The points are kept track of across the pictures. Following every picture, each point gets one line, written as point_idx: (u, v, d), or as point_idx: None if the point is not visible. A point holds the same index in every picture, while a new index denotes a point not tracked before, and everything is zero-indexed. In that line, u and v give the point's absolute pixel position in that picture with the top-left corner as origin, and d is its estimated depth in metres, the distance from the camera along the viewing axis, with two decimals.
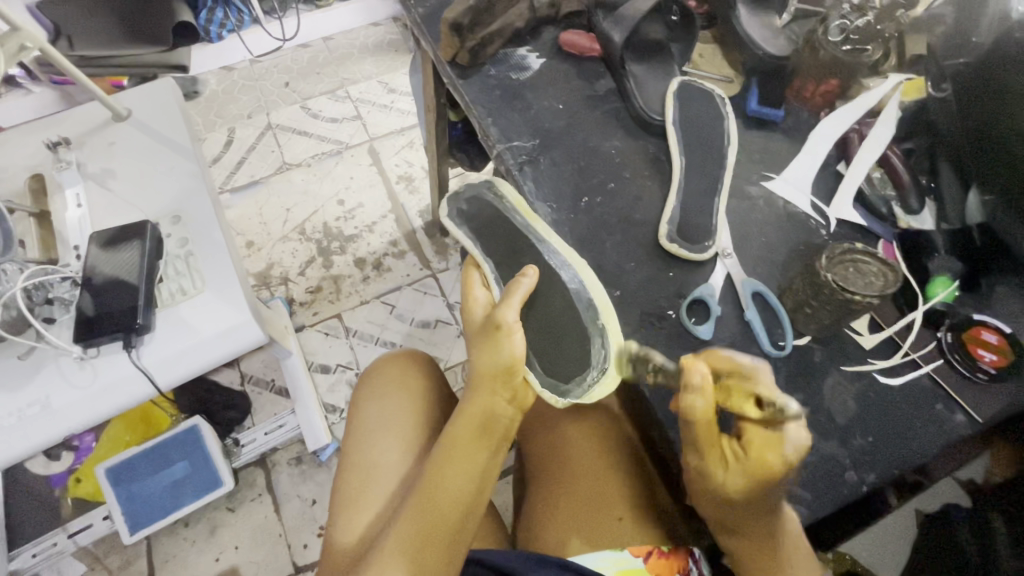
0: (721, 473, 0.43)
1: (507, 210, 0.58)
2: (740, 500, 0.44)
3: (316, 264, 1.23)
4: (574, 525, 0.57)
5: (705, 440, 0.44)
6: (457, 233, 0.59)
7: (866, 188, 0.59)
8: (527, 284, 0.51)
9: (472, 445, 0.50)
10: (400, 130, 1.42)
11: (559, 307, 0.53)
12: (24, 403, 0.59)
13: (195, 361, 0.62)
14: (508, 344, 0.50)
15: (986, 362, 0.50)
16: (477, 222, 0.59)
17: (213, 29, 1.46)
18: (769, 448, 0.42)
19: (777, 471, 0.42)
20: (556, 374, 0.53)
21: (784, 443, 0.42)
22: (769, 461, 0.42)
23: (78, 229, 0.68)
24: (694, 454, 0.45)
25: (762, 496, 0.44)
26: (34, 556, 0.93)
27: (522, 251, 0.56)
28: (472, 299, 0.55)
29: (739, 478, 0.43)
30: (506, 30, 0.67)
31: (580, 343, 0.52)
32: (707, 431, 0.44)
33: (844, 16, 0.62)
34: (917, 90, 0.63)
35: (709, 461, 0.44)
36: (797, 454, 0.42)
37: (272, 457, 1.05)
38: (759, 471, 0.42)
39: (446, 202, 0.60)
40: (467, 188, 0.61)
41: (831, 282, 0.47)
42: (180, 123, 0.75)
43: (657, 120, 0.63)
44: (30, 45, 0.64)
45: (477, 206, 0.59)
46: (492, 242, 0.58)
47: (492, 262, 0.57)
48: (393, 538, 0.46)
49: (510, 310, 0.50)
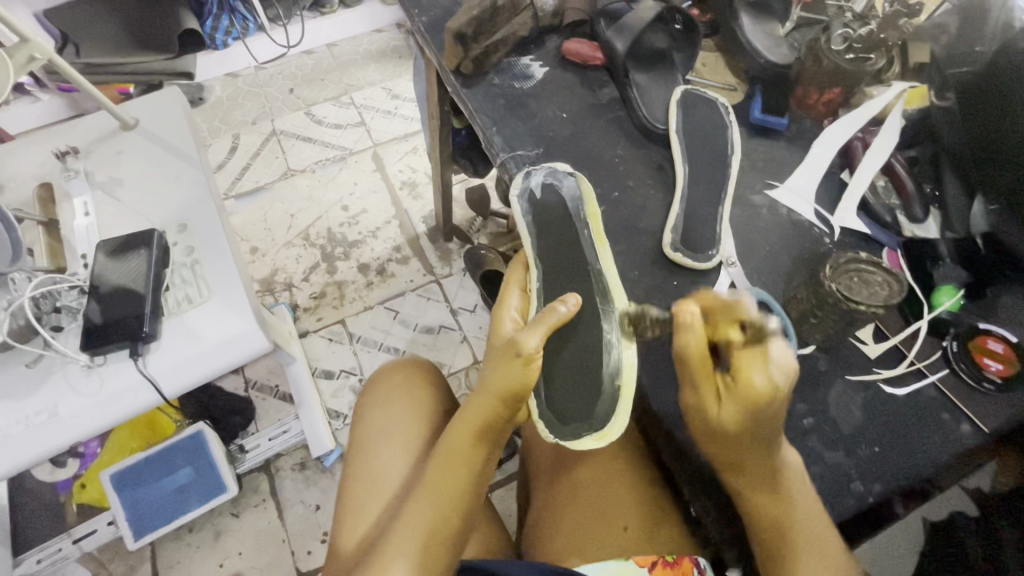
0: (715, 406, 0.44)
1: (577, 221, 0.56)
2: (738, 433, 0.44)
3: (320, 270, 1.24)
4: (575, 532, 0.57)
5: (700, 375, 0.45)
6: (517, 216, 0.57)
7: (870, 197, 0.60)
8: (562, 312, 0.49)
9: (472, 450, 0.50)
10: (404, 136, 1.43)
11: (587, 346, 0.53)
12: (31, 411, 0.59)
13: (200, 369, 0.63)
14: (522, 373, 0.47)
15: (992, 372, 0.50)
16: (542, 217, 0.57)
17: (219, 37, 1.47)
18: (753, 372, 0.43)
19: (765, 396, 0.42)
20: (558, 409, 0.53)
21: (771, 365, 0.43)
22: (755, 388, 0.42)
23: (86, 238, 0.69)
24: (690, 390, 0.46)
25: (763, 425, 0.43)
26: (39, 562, 0.93)
27: (571, 275, 0.55)
28: (505, 306, 0.55)
29: (732, 410, 0.43)
30: (509, 40, 0.67)
31: (593, 381, 0.52)
32: (699, 365, 0.45)
33: (846, 25, 0.62)
34: (920, 98, 0.63)
35: (704, 395, 0.45)
36: (784, 377, 0.42)
37: (276, 463, 1.05)
38: (748, 396, 0.43)
39: (521, 176, 0.59)
40: (548, 171, 0.59)
41: (835, 291, 0.48)
42: (187, 131, 0.75)
43: (661, 129, 0.63)
44: (39, 56, 0.65)
45: (551, 197, 0.57)
46: (549, 246, 0.56)
47: (540, 270, 0.56)
48: (393, 535, 0.47)
49: (533, 338, 0.48)
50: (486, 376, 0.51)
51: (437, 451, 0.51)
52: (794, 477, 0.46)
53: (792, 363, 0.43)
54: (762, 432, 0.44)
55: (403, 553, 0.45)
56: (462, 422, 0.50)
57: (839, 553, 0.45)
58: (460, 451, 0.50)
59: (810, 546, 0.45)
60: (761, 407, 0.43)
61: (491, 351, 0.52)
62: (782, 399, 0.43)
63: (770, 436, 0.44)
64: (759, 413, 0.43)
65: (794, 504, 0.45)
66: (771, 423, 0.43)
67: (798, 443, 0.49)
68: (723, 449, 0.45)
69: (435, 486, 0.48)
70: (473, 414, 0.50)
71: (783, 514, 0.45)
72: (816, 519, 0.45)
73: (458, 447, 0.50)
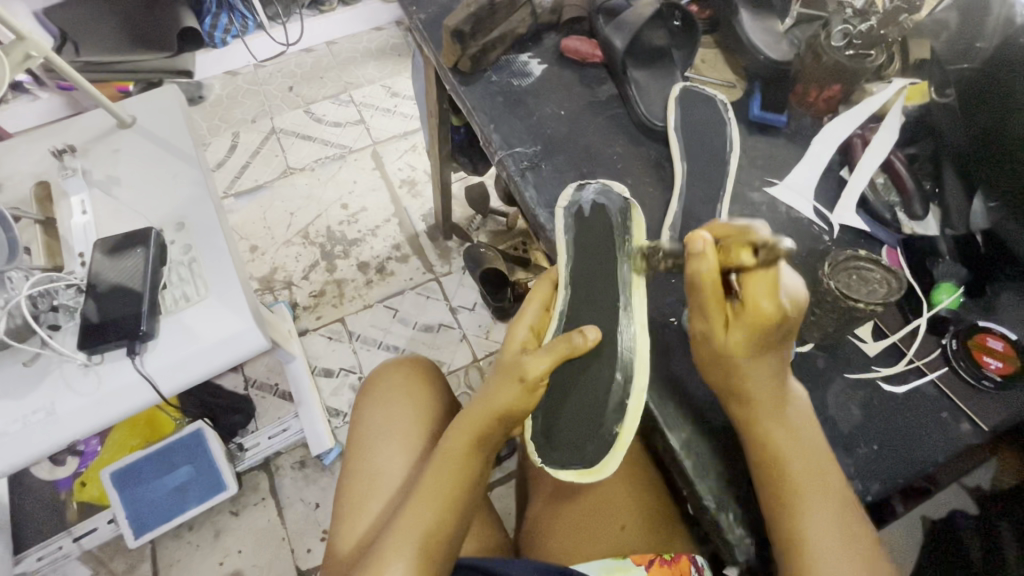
0: (723, 331, 0.44)
1: (619, 252, 0.54)
2: (744, 359, 0.44)
3: (320, 268, 1.24)
4: (571, 529, 0.57)
5: (710, 302, 0.44)
6: (558, 226, 0.56)
7: (869, 194, 0.59)
8: (576, 344, 0.49)
9: (470, 454, 0.49)
10: (404, 134, 1.43)
11: (597, 381, 0.51)
12: (29, 410, 0.59)
13: (197, 368, 0.63)
14: (521, 394, 0.48)
15: (992, 370, 0.50)
16: (584, 236, 0.55)
17: (218, 35, 1.47)
18: (763, 297, 0.42)
19: (773, 319, 0.41)
20: (551, 435, 0.52)
21: (780, 290, 0.41)
22: (764, 313, 0.42)
23: (83, 236, 0.69)
24: (700, 317, 0.46)
25: (769, 347, 0.43)
26: (39, 560, 0.94)
27: (599, 306, 0.53)
28: (522, 320, 0.54)
29: (739, 336, 0.43)
30: (508, 37, 0.67)
31: (594, 410, 0.51)
32: (710, 292, 0.43)
33: (846, 22, 0.62)
34: (921, 94, 0.62)
35: (712, 325, 0.45)
36: (794, 302, 0.42)
37: (275, 461, 1.05)
38: (756, 323, 0.42)
39: (574, 186, 0.58)
40: (601, 190, 0.57)
41: (834, 289, 0.47)
42: (184, 130, 0.75)
43: (659, 126, 0.62)
44: (35, 53, 0.64)
45: (598, 218, 0.55)
46: (584, 268, 0.54)
47: (569, 292, 0.55)
48: (390, 535, 0.47)
49: (540, 365, 0.48)
50: (489, 385, 0.51)
51: (437, 454, 0.50)
52: (798, 407, 0.46)
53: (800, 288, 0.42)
54: (766, 356, 0.44)
55: (401, 554, 0.45)
56: (462, 426, 0.50)
57: (841, 484, 0.43)
58: (459, 454, 0.49)
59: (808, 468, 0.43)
60: (771, 334, 0.43)
61: (499, 364, 0.52)
62: (792, 321, 0.42)
63: (774, 361, 0.44)
64: (766, 337, 0.43)
65: (797, 433, 0.45)
66: (776, 347, 0.44)
67: None
68: (730, 374, 0.45)
69: (433, 488, 0.48)
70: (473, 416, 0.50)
71: (786, 439, 0.44)
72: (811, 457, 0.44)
73: (457, 448, 0.49)
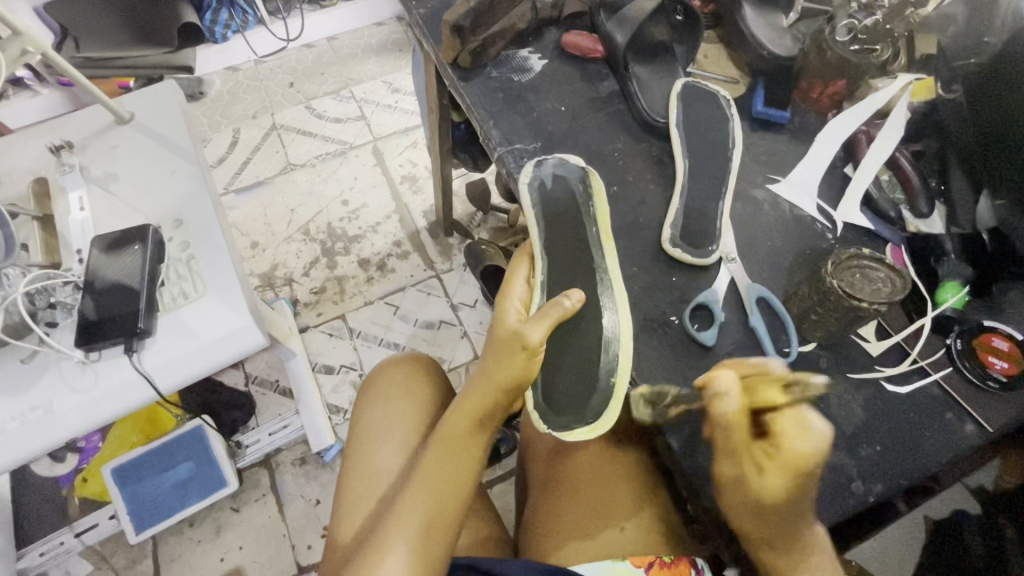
0: (759, 476, 0.41)
1: (586, 215, 0.55)
2: (778, 504, 0.41)
3: (320, 264, 1.23)
4: (568, 529, 0.56)
5: (739, 443, 0.41)
6: (525, 203, 0.56)
7: (874, 191, 0.59)
8: (567, 306, 0.48)
9: (468, 438, 0.49)
10: (405, 130, 1.42)
11: (588, 342, 0.51)
12: (27, 406, 0.59)
13: (194, 366, 0.62)
14: (523, 361, 0.47)
15: (997, 370, 0.49)
16: (550, 208, 0.55)
17: (218, 31, 1.46)
18: (796, 434, 0.40)
19: (808, 460, 0.39)
20: (553, 400, 0.51)
21: (811, 429, 0.40)
22: (799, 451, 0.39)
23: (81, 232, 0.68)
24: (727, 461, 0.42)
25: (805, 493, 0.41)
26: (42, 555, 0.94)
27: (580, 271, 0.54)
28: (509, 297, 0.53)
29: (775, 480, 0.40)
30: (508, 31, 0.66)
31: (590, 372, 0.50)
32: (739, 432, 0.41)
33: (852, 15, 0.60)
34: (927, 89, 0.61)
35: (744, 468, 0.41)
36: (826, 444, 0.40)
37: (276, 457, 1.05)
38: (794, 465, 0.40)
39: (531, 165, 0.57)
40: (558, 164, 0.57)
41: (837, 289, 0.46)
42: (183, 125, 0.75)
43: (661, 122, 0.62)
44: (32, 49, 0.63)
45: (562, 189, 0.56)
46: (556, 238, 0.55)
47: (547, 262, 0.54)
48: (388, 518, 0.46)
49: (537, 329, 0.47)
50: (487, 364, 0.51)
51: (436, 439, 0.50)
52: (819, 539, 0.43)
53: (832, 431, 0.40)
54: (797, 505, 0.41)
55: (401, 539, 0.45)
56: (461, 411, 0.50)
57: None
58: (457, 438, 0.49)
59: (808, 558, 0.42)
60: (806, 475, 0.40)
61: (493, 342, 0.51)
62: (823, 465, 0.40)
63: (806, 505, 0.41)
64: (802, 481, 0.40)
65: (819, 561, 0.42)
66: (809, 493, 0.41)
67: None
68: (765, 524, 0.42)
69: (433, 474, 0.48)
70: (473, 402, 0.49)
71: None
72: (823, 546, 0.43)
73: (459, 434, 0.49)
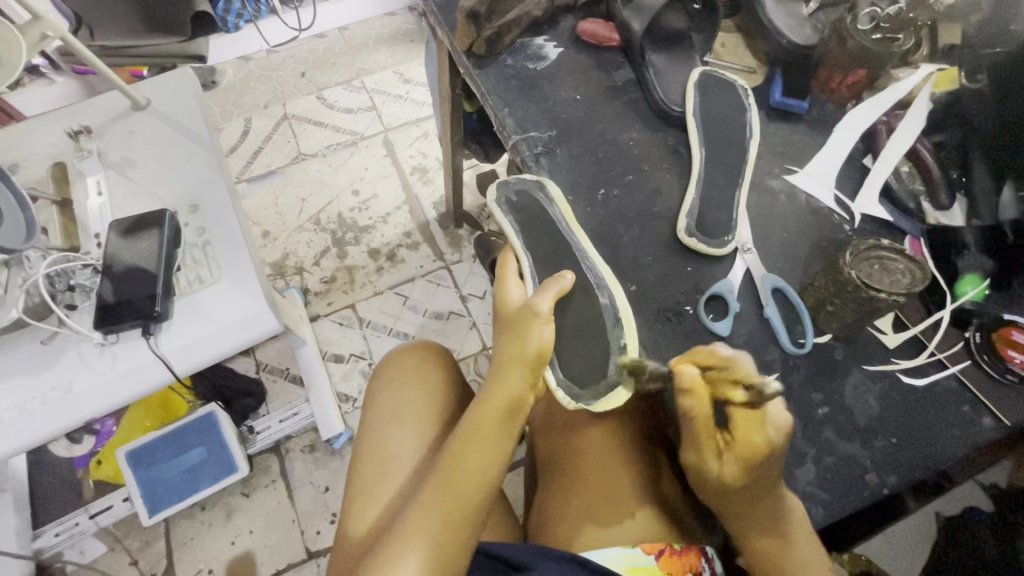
0: (715, 463, 0.44)
1: (555, 218, 0.56)
2: (739, 487, 0.43)
3: (331, 254, 1.24)
4: (583, 516, 0.56)
5: (700, 432, 0.45)
6: (502, 220, 0.57)
7: (893, 182, 0.58)
8: (565, 282, 0.51)
9: (495, 422, 0.49)
10: (416, 121, 1.42)
11: (587, 315, 0.52)
12: (47, 386, 0.60)
13: (213, 348, 0.63)
14: (538, 333, 0.49)
15: (1017, 364, 0.49)
16: (524, 213, 0.57)
17: (231, 20, 1.44)
18: (754, 429, 0.42)
19: (764, 452, 0.42)
20: (574, 372, 0.52)
21: (767, 422, 0.42)
22: (756, 445, 0.42)
23: (99, 218, 0.69)
24: (691, 449, 0.46)
25: (762, 481, 0.43)
26: (57, 536, 0.95)
27: (565, 258, 0.55)
28: (505, 288, 0.54)
29: (733, 468, 0.43)
30: (523, 20, 0.65)
31: (601, 351, 0.51)
32: (700, 423, 0.44)
33: (874, 5, 0.59)
34: (951, 80, 0.60)
35: (705, 456, 0.45)
36: (782, 439, 0.42)
37: (287, 444, 1.06)
38: (749, 457, 0.42)
39: (495, 187, 0.58)
40: (520, 182, 0.58)
41: (855, 279, 0.46)
42: (198, 112, 0.75)
43: (677, 112, 0.61)
44: (52, 34, 0.62)
45: (527, 201, 0.57)
46: (535, 242, 0.56)
47: (531, 256, 0.55)
48: (417, 503, 0.46)
49: (545, 301, 0.50)
50: (503, 349, 0.52)
51: (463, 423, 0.50)
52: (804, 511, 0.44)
53: (790, 425, 0.43)
54: (762, 486, 0.43)
55: (424, 531, 0.44)
56: (486, 397, 0.50)
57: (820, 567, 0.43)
58: (482, 427, 0.49)
59: (782, 532, 0.44)
60: (763, 466, 0.42)
61: (503, 325, 0.53)
62: (781, 455, 0.43)
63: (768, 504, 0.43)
64: (760, 471, 0.42)
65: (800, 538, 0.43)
66: (770, 479, 0.43)
67: (812, 432, 0.48)
68: (728, 498, 0.45)
69: (457, 463, 0.47)
70: (498, 388, 0.50)
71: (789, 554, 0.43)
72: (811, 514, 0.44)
73: (484, 422, 0.49)
